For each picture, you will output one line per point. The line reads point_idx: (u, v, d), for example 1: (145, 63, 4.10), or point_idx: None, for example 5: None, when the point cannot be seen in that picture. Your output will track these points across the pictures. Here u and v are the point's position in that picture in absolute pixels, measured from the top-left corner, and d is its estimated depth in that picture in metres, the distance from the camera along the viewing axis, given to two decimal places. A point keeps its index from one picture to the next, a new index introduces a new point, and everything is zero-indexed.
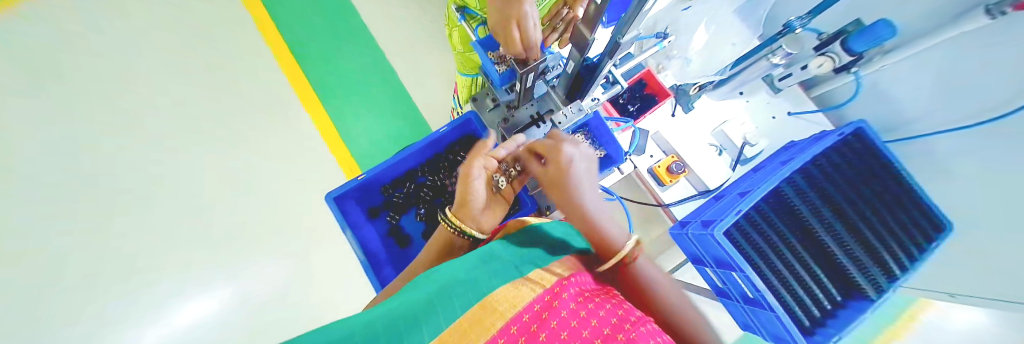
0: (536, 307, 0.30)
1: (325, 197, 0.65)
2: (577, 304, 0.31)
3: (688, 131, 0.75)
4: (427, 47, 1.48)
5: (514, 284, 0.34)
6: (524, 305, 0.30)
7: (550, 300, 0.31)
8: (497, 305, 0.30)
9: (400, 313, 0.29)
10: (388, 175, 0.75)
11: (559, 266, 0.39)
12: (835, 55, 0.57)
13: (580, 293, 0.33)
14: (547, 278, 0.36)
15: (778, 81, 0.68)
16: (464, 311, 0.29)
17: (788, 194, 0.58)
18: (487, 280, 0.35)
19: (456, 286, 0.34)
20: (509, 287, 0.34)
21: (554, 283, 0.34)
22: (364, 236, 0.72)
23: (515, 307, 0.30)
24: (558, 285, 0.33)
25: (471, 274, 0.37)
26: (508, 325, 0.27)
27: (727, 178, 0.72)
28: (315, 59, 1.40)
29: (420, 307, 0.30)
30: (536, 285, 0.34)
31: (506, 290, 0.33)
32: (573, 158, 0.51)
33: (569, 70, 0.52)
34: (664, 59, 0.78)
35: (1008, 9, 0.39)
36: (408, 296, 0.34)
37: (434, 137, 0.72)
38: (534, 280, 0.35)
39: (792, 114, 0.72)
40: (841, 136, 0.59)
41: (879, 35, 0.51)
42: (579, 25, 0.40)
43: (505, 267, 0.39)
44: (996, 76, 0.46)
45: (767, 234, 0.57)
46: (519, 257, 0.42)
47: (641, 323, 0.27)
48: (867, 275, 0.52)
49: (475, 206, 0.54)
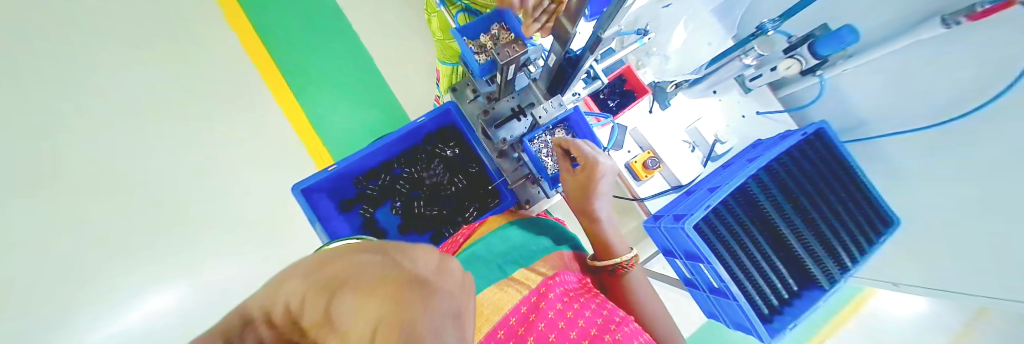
0: (522, 310, 0.33)
1: (292, 189, 0.61)
2: (563, 304, 0.33)
3: (665, 128, 0.77)
4: (403, 29, 1.41)
5: (500, 286, 0.37)
6: (509, 309, 0.33)
7: (537, 302, 0.34)
8: (484, 309, 0.34)
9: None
10: (361, 166, 0.72)
11: (543, 264, 0.41)
12: (803, 58, 0.60)
13: (565, 292, 0.35)
14: (532, 278, 0.37)
15: (748, 81, 0.71)
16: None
17: (754, 191, 0.61)
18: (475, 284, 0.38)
19: None
20: (495, 289, 0.37)
21: (540, 283, 0.36)
22: (334, 230, 0.70)
23: (501, 310, 0.33)
24: (543, 286, 0.35)
25: None
26: (495, 331, 0.31)
27: (699, 174, 0.76)
28: (282, 42, 1.31)
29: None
30: (521, 286, 0.36)
31: (492, 293, 0.36)
32: (604, 170, 0.49)
33: (551, 63, 0.51)
34: (644, 56, 0.80)
35: (962, 19, 0.42)
36: None
37: (412, 127, 0.69)
38: (519, 281, 0.38)
39: (760, 113, 0.75)
40: (803, 137, 0.63)
41: (843, 40, 0.54)
42: (562, 20, 0.39)
43: (488, 269, 0.41)
44: (948, 84, 0.50)
45: (734, 229, 0.60)
46: (504, 255, 0.43)
47: (625, 323, 0.32)
48: (821, 267, 0.56)
49: None
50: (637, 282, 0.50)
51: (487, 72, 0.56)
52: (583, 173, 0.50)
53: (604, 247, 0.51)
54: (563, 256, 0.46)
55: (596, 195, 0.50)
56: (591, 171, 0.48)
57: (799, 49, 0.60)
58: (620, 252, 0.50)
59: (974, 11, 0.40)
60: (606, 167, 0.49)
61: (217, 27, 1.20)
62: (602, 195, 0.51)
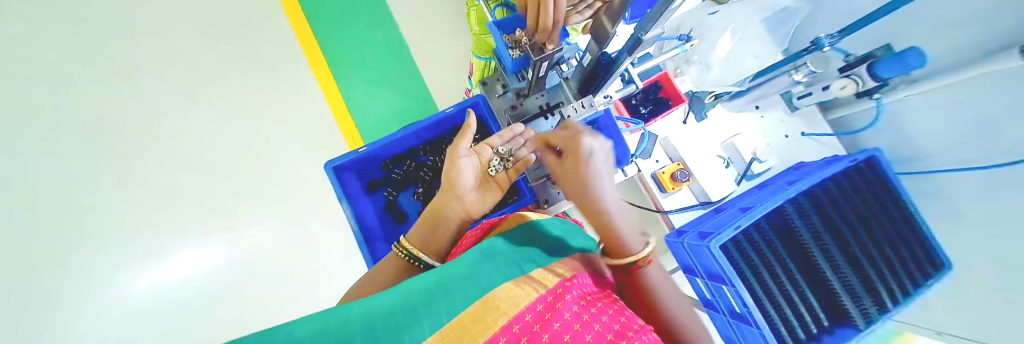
0: (538, 309, 0.30)
1: (325, 166, 0.64)
2: (579, 308, 0.30)
3: (699, 141, 0.74)
4: (440, 23, 1.45)
5: (516, 281, 0.35)
6: (526, 306, 0.30)
7: (553, 302, 0.31)
8: (498, 302, 0.30)
9: (402, 306, 0.29)
10: (390, 150, 0.75)
11: (561, 266, 0.39)
12: (860, 78, 0.55)
13: (582, 295, 0.33)
14: (549, 278, 0.36)
15: (797, 99, 0.67)
16: (466, 306, 0.29)
17: (791, 215, 0.57)
18: (487, 276, 0.35)
19: (457, 280, 0.34)
20: (511, 284, 0.34)
21: (557, 283, 0.34)
22: (360, 209, 0.72)
23: (516, 307, 0.30)
24: (560, 287, 0.34)
25: (472, 268, 0.37)
26: (509, 324, 0.27)
27: (732, 192, 0.72)
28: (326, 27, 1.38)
29: (424, 300, 0.30)
30: (539, 286, 0.34)
31: (506, 289, 0.33)
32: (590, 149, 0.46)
33: (585, 63, 0.50)
34: (683, 64, 0.76)
35: None
36: (413, 283, 0.35)
37: (441, 116, 0.70)
38: (536, 280, 0.35)
39: (806, 135, 0.70)
40: (853, 163, 0.59)
41: (908, 63, 0.49)
42: (601, 18, 0.38)
43: (505, 263, 0.39)
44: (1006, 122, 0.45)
45: (763, 252, 0.56)
46: (520, 255, 0.42)
47: (643, 331, 0.27)
48: (857, 304, 0.51)
49: (461, 188, 0.53)
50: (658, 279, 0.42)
51: (518, 67, 0.55)
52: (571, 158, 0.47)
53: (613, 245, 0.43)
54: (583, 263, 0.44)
55: (595, 180, 0.46)
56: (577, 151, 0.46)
57: (856, 68, 0.56)
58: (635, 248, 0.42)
59: None
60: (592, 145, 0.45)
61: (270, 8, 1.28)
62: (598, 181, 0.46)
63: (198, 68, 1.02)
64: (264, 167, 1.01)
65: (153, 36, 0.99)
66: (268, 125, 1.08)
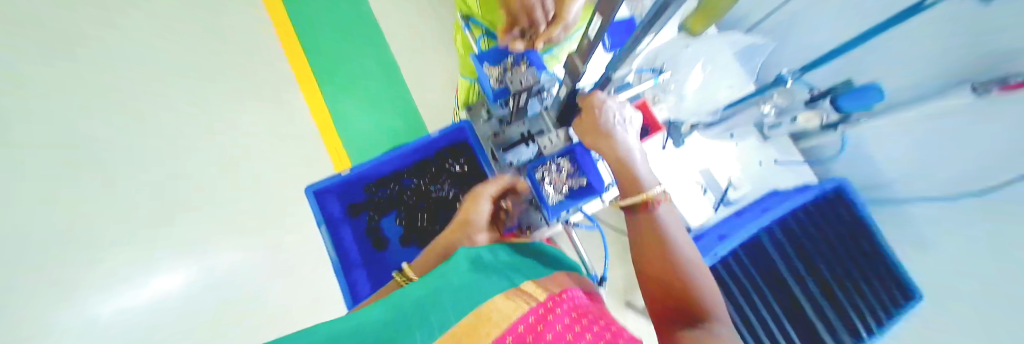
0: (529, 321, 0.27)
1: (306, 190, 0.64)
2: (571, 320, 0.27)
3: (678, 167, 0.76)
4: (432, 40, 1.43)
5: (505, 295, 0.32)
6: (518, 317, 0.27)
7: (544, 314, 0.28)
8: (490, 315, 0.28)
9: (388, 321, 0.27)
10: (373, 174, 0.75)
11: (551, 284, 0.37)
12: (824, 110, 0.59)
13: (575, 308, 0.30)
14: (539, 292, 0.33)
15: (768, 129, 0.70)
16: (456, 320, 0.27)
17: (765, 244, 0.59)
18: (477, 290, 0.33)
19: (445, 295, 0.32)
20: (500, 298, 0.31)
21: (548, 298, 0.32)
22: (340, 234, 0.72)
23: (508, 319, 0.27)
24: (551, 301, 0.31)
25: (462, 282, 0.36)
26: (501, 336, 0.24)
27: (710, 217, 0.73)
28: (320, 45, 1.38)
29: (411, 314, 0.29)
30: (529, 299, 0.32)
31: (500, 302, 0.30)
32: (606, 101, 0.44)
33: (562, 94, 0.52)
34: (662, 92, 0.71)
35: (994, 89, 0.41)
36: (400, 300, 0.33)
37: (425, 141, 0.72)
38: (527, 293, 0.33)
39: (778, 162, 0.74)
40: (819, 192, 0.59)
41: (867, 98, 0.51)
42: (574, 57, 0.41)
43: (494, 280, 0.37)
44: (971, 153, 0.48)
45: (741, 280, 0.58)
46: (511, 272, 0.40)
47: (623, 331, 0.25)
48: (832, 332, 0.53)
49: (477, 230, 0.53)
50: (673, 224, 0.37)
51: (500, 97, 0.57)
52: (584, 109, 0.45)
53: (623, 181, 0.41)
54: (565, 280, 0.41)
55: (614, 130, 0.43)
56: (591, 104, 0.44)
57: (821, 102, 0.58)
58: (648, 186, 0.39)
59: (1007, 83, 0.40)
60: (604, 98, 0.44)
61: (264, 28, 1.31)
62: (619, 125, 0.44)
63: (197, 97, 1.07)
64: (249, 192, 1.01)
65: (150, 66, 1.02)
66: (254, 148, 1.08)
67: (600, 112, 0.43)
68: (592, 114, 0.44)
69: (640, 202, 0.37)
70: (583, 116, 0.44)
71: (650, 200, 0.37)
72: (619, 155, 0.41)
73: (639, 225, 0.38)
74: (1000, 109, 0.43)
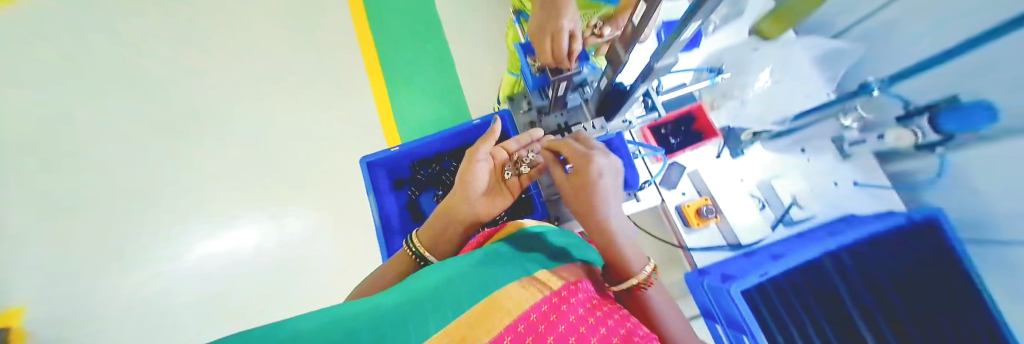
0: (542, 310, 0.28)
1: (360, 161, 0.71)
2: (586, 312, 0.29)
3: (730, 178, 0.69)
4: (483, 34, 1.46)
5: (521, 283, 0.33)
6: (530, 306, 0.28)
7: (557, 303, 0.29)
8: (504, 303, 0.29)
9: (398, 308, 0.29)
10: (418, 153, 0.81)
11: (568, 271, 0.37)
12: (919, 130, 0.55)
13: (588, 298, 0.32)
14: (553, 281, 0.33)
15: (849, 145, 0.62)
16: (470, 305, 0.28)
17: (830, 272, 0.52)
18: (496, 276, 0.34)
19: (460, 283, 0.33)
20: (516, 285, 0.32)
21: (562, 287, 0.32)
22: (385, 203, 0.78)
23: (521, 307, 0.28)
24: (565, 290, 0.31)
25: (478, 270, 0.36)
26: (513, 324, 0.26)
27: (765, 236, 0.65)
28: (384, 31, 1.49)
29: (430, 299, 0.30)
30: (541, 288, 0.32)
31: (517, 291, 0.31)
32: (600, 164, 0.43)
33: (602, 87, 0.50)
34: (720, 97, 0.73)
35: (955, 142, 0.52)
36: (418, 284, 0.36)
37: (466, 126, 0.75)
38: (540, 281, 0.33)
39: (860, 185, 0.61)
40: (909, 220, 0.51)
41: (974, 120, 0.49)
42: (614, 45, 0.36)
43: (512, 268, 0.37)
44: None
45: (795, 310, 0.51)
46: (526, 257, 0.40)
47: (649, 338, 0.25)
48: None
49: (472, 192, 0.52)
50: (660, 304, 0.39)
51: (538, 85, 0.57)
52: (576, 173, 0.44)
53: (614, 263, 0.42)
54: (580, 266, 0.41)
55: (602, 201, 0.43)
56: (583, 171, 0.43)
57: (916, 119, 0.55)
58: (639, 267, 0.41)
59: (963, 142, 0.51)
60: (599, 158, 0.43)
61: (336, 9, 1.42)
62: (606, 193, 0.43)
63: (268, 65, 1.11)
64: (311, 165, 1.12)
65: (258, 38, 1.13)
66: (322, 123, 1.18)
67: (591, 179, 0.43)
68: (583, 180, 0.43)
69: (632, 286, 0.39)
70: (576, 179, 0.44)
71: (640, 285, 0.39)
72: (601, 226, 0.43)
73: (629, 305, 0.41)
74: None
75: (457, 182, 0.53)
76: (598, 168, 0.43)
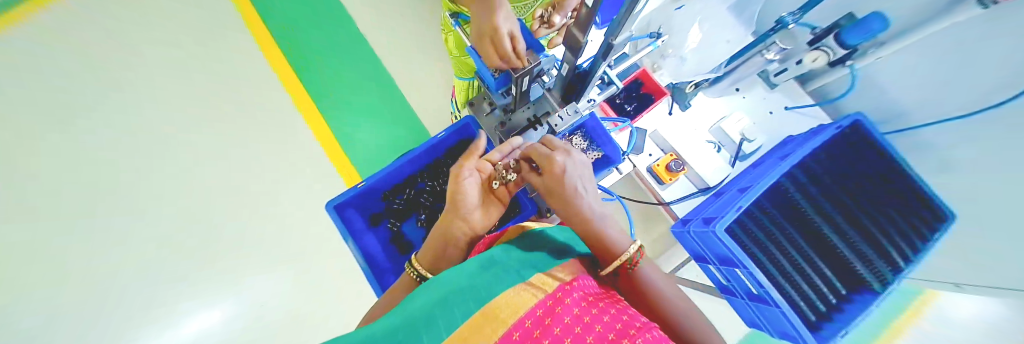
0: (538, 313, 0.25)
1: (326, 207, 0.65)
2: (580, 309, 0.26)
3: (686, 129, 0.76)
4: (422, 49, 1.43)
5: (516, 287, 0.29)
6: (526, 310, 0.25)
7: (552, 306, 0.26)
8: (499, 311, 0.25)
9: (389, 333, 0.24)
10: (387, 182, 0.75)
11: (561, 270, 0.34)
12: (829, 49, 0.55)
13: (584, 297, 0.28)
14: (549, 283, 0.30)
15: (773, 76, 0.68)
16: (465, 318, 0.24)
17: (789, 189, 0.58)
18: (489, 285, 0.30)
19: (457, 293, 0.29)
20: (512, 291, 0.28)
21: (557, 287, 0.29)
22: (366, 244, 0.72)
23: (517, 313, 0.25)
24: (560, 291, 0.28)
25: (474, 281, 0.32)
26: (510, 332, 0.23)
27: (728, 174, 0.73)
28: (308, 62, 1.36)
29: (420, 320, 0.25)
30: (537, 290, 0.29)
31: (508, 296, 0.27)
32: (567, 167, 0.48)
33: (564, 73, 0.50)
34: (659, 59, 0.81)
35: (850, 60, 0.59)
36: (412, 302, 0.31)
37: (433, 142, 0.71)
38: (535, 285, 0.30)
39: (789, 109, 0.72)
40: (838, 129, 0.59)
41: (874, 27, 0.50)
42: (572, 30, 0.36)
43: (506, 272, 0.33)
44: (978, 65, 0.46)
45: (769, 228, 0.57)
46: (520, 262, 0.37)
47: (647, 329, 0.23)
48: (871, 268, 0.52)
49: (466, 206, 0.51)
50: (653, 276, 0.42)
51: (502, 84, 0.57)
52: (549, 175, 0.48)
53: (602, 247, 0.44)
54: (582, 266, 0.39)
55: (569, 195, 0.47)
56: (552, 171, 0.47)
57: (824, 40, 0.56)
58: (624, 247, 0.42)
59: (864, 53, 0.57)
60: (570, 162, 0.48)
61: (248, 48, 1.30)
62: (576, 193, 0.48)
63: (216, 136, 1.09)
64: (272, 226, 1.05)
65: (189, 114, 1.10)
66: (274, 177, 1.10)
67: (562, 183, 0.47)
68: (554, 184, 0.47)
69: (617, 268, 0.41)
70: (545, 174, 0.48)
71: (625, 264, 0.41)
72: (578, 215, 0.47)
73: (620, 284, 0.42)
74: (1006, 23, 0.41)
75: (448, 198, 0.52)
76: (560, 168, 0.47)
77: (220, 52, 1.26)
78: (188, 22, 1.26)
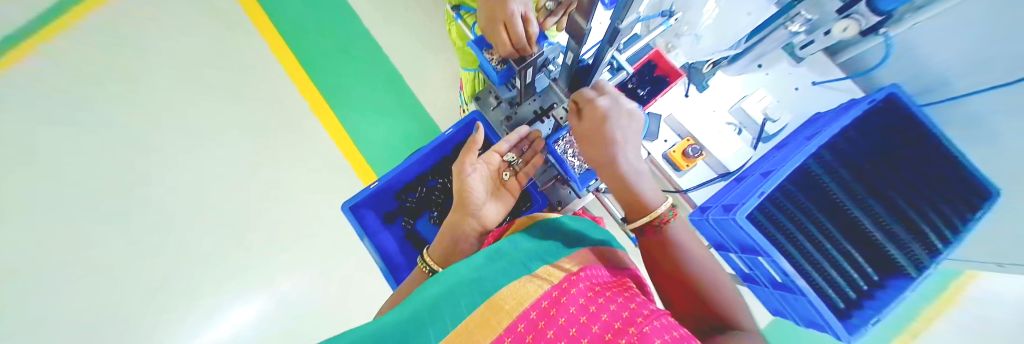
0: (542, 304, 0.25)
1: (342, 207, 0.67)
2: (586, 299, 0.25)
3: (702, 112, 0.73)
4: (430, 41, 1.40)
5: (522, 280, 0.29)
6: (530, 302, 0.25)
7: (557, 297, 0.26)
8: (503, 302, 0.25)
9: (394, 327, 0.24)
10: (399, 181, 0.77)
11: (568, 261, 0.34)
12: (862, 16, 0.49)
13: (591, 287, 0.28)
14: (555, 274, 0.30)
15: (799, 50, 0.62)
16: (470, 311, 0.24)
17: (816, 172, 0.55)
18: (492, 278, 0.29)
19: (464, 285, 0.29)
20: (517, 283, 0.28)
21: (563, 278, 0.29)
22: (382, 242, 0.74)
23: (521, 304, 0.25)
24: (565, 281, 0.28)
25: (480, 273, 0.32)
26: (513, 324, 0.22)
27: (749, 156, 0.70)
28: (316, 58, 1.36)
29: (425, 313, 0.25)
30: (543, 281, 0.28)
31: (512, 288, 0.27)
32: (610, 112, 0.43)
33: (568, 62, 0.48)
34: (674, 38, 0.77)
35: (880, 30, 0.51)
36: (420, 295, 0.31)
37: (443, 138, 0.71)
38: (541, 277, 0.30)
39: (817, 84, 0.67)
40: (870, 103, 0.52)
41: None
42: (573, 16, 0.34)
43: (512, 264, 0.33)
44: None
45: (792, 212, 0.54)
46: (526, 254, 0.37)
47: (654, 317, 0.22)
48: (905, 251, 0.49)
49: (473, 201, 0.51)
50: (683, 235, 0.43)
51: (505, 78, 0.56)
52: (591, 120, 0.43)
53: (634, 205, 0.43)
54: (590, 255, 0.38)
55: (615, 144, 0.43)
56: (596, 116, 0.43)
57: (855, 7, 0.48)
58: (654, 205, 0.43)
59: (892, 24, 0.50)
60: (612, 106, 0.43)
61: (260, 52, 1.33)
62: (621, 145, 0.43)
63: (242, 146, 1.19)
64: (298, 225, 1.12)
65: (215, 127, 1.20)
66: (298, 180, 1.18)
67: (606, 129, 0.42)
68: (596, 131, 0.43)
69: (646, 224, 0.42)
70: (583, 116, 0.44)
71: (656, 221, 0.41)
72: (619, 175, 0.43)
73: (648, 243, 0.44)
74: None
75: (456, 196, 0.52)
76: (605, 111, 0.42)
77: (235, 60, 1.30)
78: (205, 35, 1.31)
